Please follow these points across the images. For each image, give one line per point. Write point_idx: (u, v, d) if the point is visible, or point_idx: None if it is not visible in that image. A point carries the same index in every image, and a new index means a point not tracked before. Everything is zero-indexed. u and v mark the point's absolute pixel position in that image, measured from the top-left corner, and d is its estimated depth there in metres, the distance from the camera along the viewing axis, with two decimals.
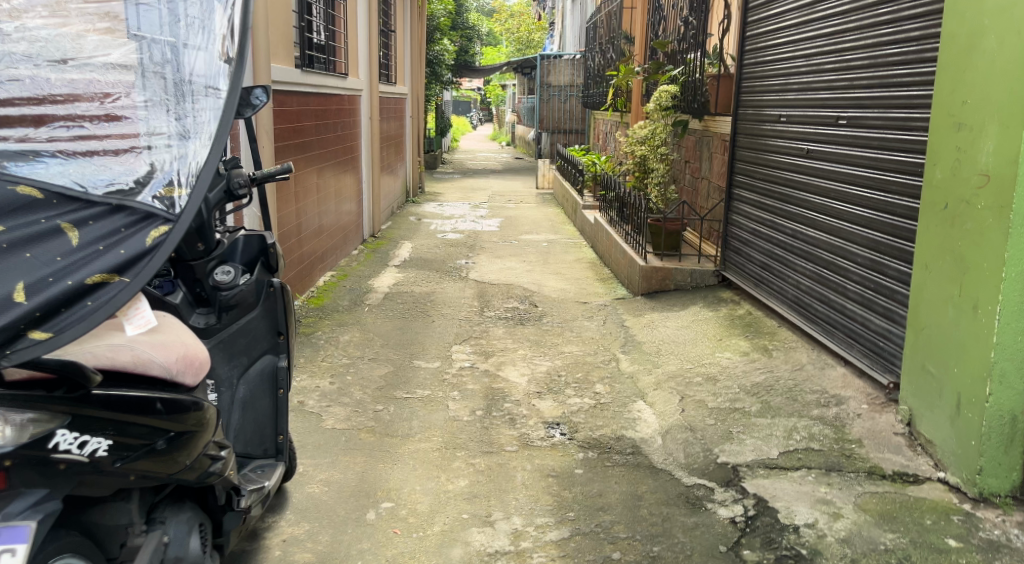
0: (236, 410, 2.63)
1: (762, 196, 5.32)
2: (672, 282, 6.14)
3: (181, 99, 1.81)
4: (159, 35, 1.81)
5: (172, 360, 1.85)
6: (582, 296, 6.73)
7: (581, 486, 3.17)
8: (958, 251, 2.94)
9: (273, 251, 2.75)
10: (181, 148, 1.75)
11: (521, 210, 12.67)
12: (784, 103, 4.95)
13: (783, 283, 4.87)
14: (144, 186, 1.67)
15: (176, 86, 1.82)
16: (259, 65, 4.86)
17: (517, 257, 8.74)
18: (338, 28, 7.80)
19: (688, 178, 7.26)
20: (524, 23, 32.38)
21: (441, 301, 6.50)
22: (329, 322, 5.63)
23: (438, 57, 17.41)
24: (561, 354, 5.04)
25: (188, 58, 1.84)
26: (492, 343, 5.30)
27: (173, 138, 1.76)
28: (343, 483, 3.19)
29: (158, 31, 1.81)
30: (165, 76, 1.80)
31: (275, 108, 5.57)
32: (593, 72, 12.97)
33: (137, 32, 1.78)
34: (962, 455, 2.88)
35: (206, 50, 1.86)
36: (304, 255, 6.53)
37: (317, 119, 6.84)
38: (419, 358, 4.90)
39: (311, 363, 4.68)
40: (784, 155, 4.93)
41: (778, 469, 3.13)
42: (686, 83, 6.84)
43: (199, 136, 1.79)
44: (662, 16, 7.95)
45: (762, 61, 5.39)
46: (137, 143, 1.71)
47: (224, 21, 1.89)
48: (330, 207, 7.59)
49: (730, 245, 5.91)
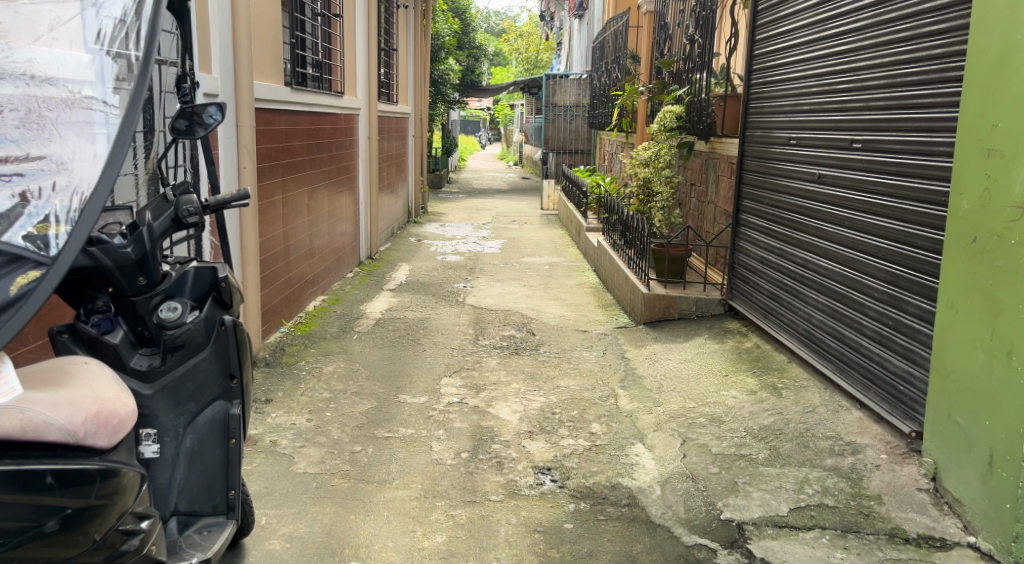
0: (182, 462, 2.36)
1: (771, 223, 5.04)
2: (676, 311, 5.86)
3: (65, 116, 1.68)
4: (45, 43, 1.61)
5: (80, 421, 1.63)
6: (581, 324, 6.43)
7: (569, 544, 2.87)
8: (987, 290, 2.65)
9: (227, 285, 2.47)
10: (61, 176, 1.63)
11: (524, 231, 12.41)
12: (794, 125, 4.70)
13: (794, 315, 4.57)
14: (12, 223, 1.56)
15: (62, 101, 1.67)
16: (241, 82, 4.63)
17: (517, 281, 8.47)
18: (334, 45, 7.59)
19: (694, 202, 6.96)
20: (533, 44, 32.25)
21: (434, 329, 6.23)
22: (314, 351, 5.35)
23: (443, 76, 17.23)
24: (556, 389, 4.74)
25: (79, 74, 1.69)
26: (484, 376, 5.01)
27: (51, 163, 1.63)
28: (307, 539, 2.90)
29: (44, 38, 1.61)
30: (48, 88, 1.65)
31: (262, 127, 5.35)
32: (599, 93, 12.76)
33: (27, 42, 1.60)
34: (995, 518, 2.57)
35: (98, 66, 1.72)
36: (293, 279, 6.26)
37: (308, 139, 6.58)
38: (406, 392, 4.61)
39: (290, 397, 4.40)
40: (795, 180, 4.65)
41: (789, 529, 2.83)
42: (692, 103, 6.59)
43: (81, 160, 1.66)
44: (667, 35, 7.73)
45: (771, 81, 5.15)
46: (6, 169, 1.58)
47: (113, 29, 1.75)
48: (323, 229, 7.31)
49: (737, 272, 5.63)
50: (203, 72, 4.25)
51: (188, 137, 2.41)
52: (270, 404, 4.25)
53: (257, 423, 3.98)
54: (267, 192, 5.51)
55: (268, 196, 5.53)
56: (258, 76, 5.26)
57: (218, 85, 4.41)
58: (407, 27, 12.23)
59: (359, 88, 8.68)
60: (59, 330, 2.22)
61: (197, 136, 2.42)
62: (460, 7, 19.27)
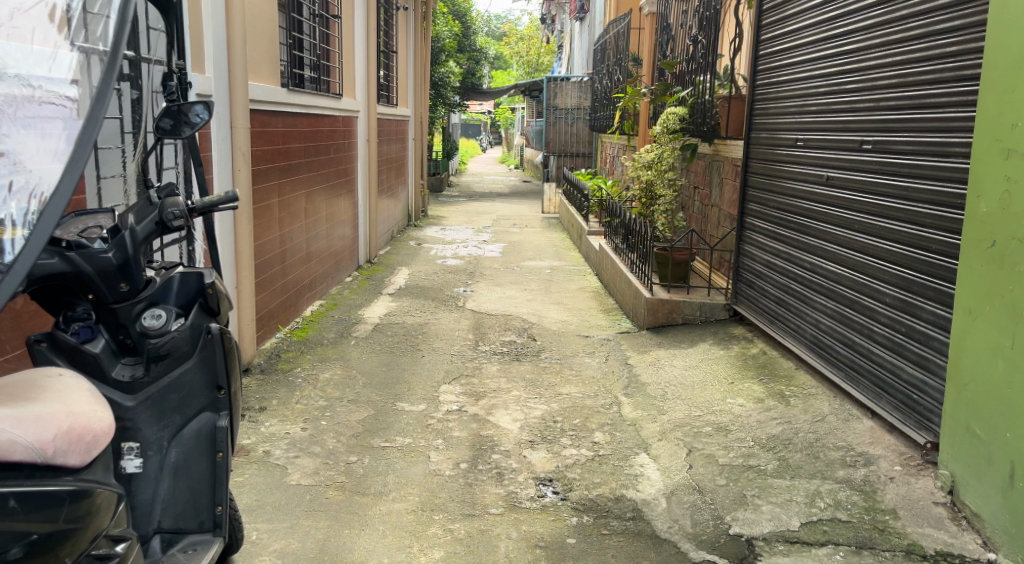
0: (166, 477, 2.26)
1: (776, 226, 4.94)
2: (680, 316, 5.76)
3: (24, 115, 1.58)
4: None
5: (50, 439, 1.52)
6: (583, 329, 6.32)
7: (572, 561, 2.76)
8: (1007, 296, 2.54)
9: (214, 292, 2.36)
10: (19, 176, 1.52)
11: (524, 235, 12.30)
12: (800, 126, 4.59)
13: (801, 321, 4.46)
14: None
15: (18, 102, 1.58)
16: (236, 83, 4.53)
17: (518, 285, 8.36)
18: (332, 47, 7.50)
19: (697, 204, 6.86)
20: (533, 47, 32.16)
21: (433, 334, 6.12)
22: (311, 358, 5.25)
23: (443, 79, 17.14)
24: (558, 396, 4.63)
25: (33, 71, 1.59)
26: (484, 383, 4.90)
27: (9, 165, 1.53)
28: (300, 555, 2.79)
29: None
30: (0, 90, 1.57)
31: (258, 129, 5.25)
32: (600, 95, 12.66)
33: None
34: (1016, 535, 2.46)
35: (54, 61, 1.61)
36: (290, 284, 6.15)
37: (305, 141, 6.48)
38: (404, 400, 4.51)
39: (284, 405, 4.29)
40: (801, 183, 4.54)
41: (801, 545, 2.71)
42: (695, 105, 6.48)
43: (42, 156, 1.55)
44: (670, 36, 7.63)
45: (776, 81, 5.04)
46: None
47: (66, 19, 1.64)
48: (321, 232, 7.21)
49: (742, 277, 5.53)
50: (196, 72, 4.15)
51: (173, 137, 2.31)
52: (264, 412, 4.14)
53: (250, 432, 3.87)
54: (263, 196, 5.41)
55: (264, 200, 5.43)
56: (252, 77, 5.15)
57: (212, 86, 4.31)
58: (407, 29, 12.14)
59: (358, 90, 8.58)
60: (37, 339, 2.12)
61: (183, 136, 2.31)
62: (460, 9, 19.19)
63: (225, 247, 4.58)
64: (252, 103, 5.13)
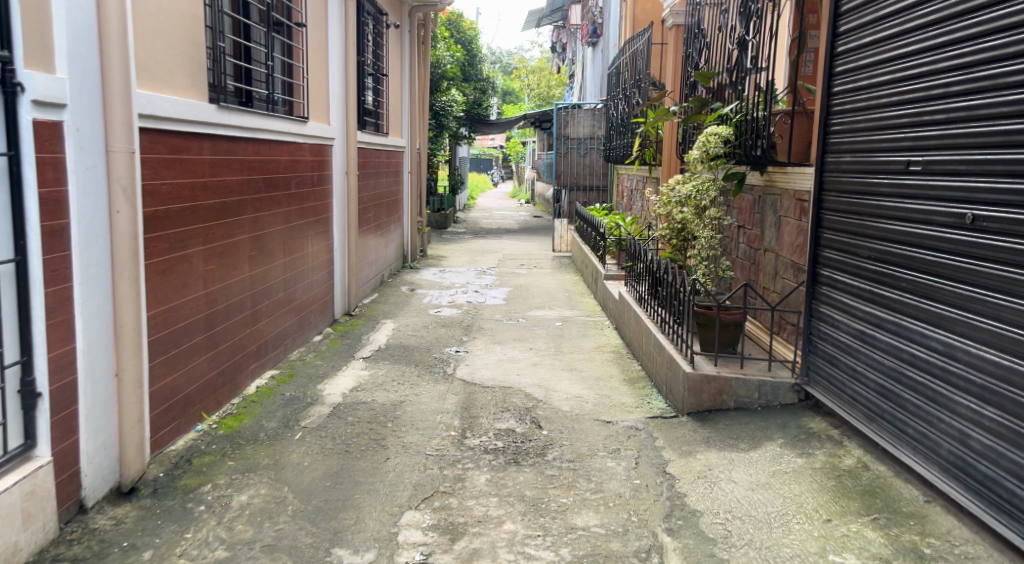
0: None
1: (873, 285, 3.52)
2: (731, 399, 4.35)
3: None
4: None
5: None
6: (603, 410, 4.90)
7: None
8: None
9: None
10: None
11: (533, 277, 10.88)
12: (919, 143, 3.22)
13: (927, 427, 3.06)
14: None
15: None
16: (113, 88, 3.25)
17: (522, 343, 6.96)
18: (296, 60, 6.20)
19: (743, 248, 5.44)
20: (545, 79, 30.93)
21: (406, 420, 4.71)
22: (231, 466, 3.84)
23: (446, 107, 15.85)
24: (572, 533, 3.21)
25: None
26: (467, 507, 3.47)
27: None
28: None
29: None
30: None
31: (167, 153, 3.93)
32: (616, 122, 11.36)
33: None
34: None
35: None
36: (222, 354, 4.73)
37: (250, 173, 5.16)
38: (346, 544, 3.11)
39: (160, 563, 2.92)
40: (924, 225, 3.16)
41: None
42: (743, 123, 5.07)
43: None
44: (702, 44, 6.29)
45: (863, 83, 3.70)
46: None
47: None
48: (277, 283, 5.82)
49: (817, 348, 4.12)
50: (33, 68, 2.83)
51: None
52: None
53: None
54: (175, 246, 4.06)
55: (177, 249, 4.09)
56: (155, 86, 3.81)
57: (68, 91, 3.00)
58: (401, 50, 10.91)
59: (334, 115, 7.27)
60: None
61: None
62: (465, 37, 18.15)
63: (100, 321, 3.25)
64: (157, 120, 3.81)
